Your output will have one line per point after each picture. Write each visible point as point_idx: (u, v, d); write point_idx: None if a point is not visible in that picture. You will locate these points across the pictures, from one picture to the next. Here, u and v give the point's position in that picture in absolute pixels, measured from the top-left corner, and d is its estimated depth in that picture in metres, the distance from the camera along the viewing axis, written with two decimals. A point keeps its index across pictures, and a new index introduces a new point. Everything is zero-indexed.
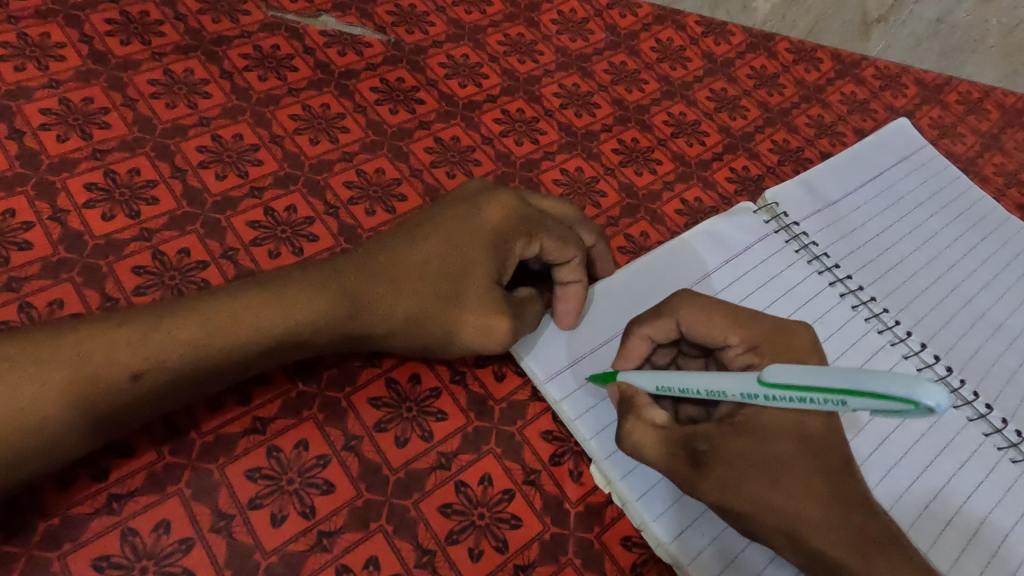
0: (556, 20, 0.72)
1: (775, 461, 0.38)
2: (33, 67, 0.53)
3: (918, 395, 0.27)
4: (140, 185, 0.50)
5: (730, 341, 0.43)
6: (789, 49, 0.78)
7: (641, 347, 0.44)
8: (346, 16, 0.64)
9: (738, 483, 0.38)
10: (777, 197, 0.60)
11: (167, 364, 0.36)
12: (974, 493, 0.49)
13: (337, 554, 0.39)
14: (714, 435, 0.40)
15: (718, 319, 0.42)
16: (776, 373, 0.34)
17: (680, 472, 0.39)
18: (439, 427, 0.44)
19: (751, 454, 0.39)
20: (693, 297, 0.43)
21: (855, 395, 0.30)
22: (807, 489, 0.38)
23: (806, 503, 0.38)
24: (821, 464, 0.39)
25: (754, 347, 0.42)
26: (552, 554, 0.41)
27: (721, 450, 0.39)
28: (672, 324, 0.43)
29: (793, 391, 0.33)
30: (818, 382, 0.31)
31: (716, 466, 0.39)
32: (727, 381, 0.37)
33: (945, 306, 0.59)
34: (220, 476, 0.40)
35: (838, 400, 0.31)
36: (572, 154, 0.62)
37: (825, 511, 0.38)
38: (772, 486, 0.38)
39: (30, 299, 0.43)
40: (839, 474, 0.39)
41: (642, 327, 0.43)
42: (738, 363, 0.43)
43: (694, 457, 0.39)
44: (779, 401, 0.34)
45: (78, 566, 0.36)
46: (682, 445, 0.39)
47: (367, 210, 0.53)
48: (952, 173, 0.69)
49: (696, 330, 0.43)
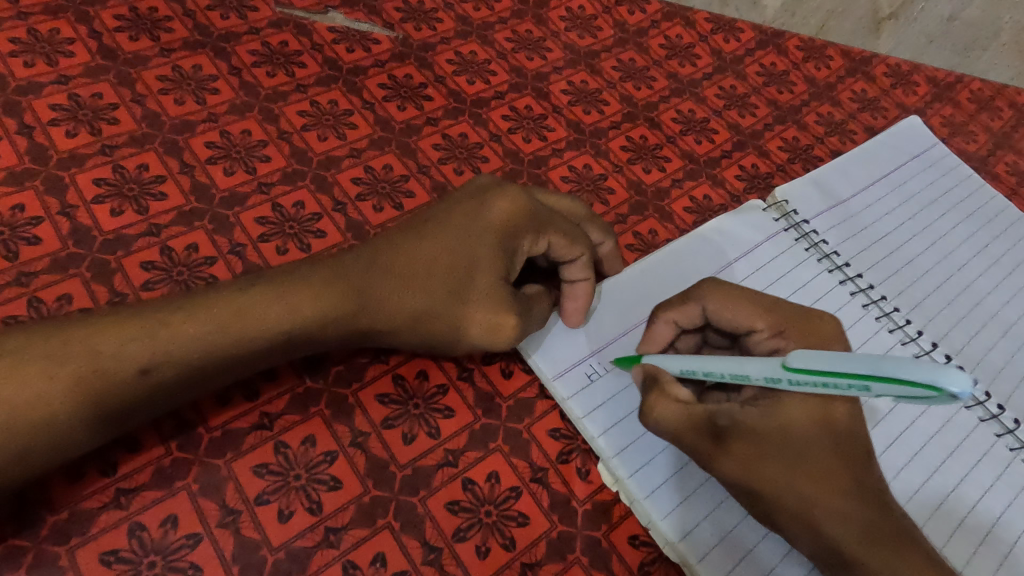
0: (564, 17, 0.71)
1: (796, 443, 0.38)
2: (43, 63, 0.54)
3: (943, 381, 0.26)
4: (149, 180, 0.50)
5: (756, 327, 0.42)
6: (800, 46, 0.77)
7: (666, 332, 0.44)
8: (354, 12, 0.64)
9: (756, 463, 0.38)
10: (787, 195, 0.59)
11: (176, 359, 0.36)
12: (985, 494, 0.48)
13: (344, 550, 0.39)
14: (736, 412, 0.39)
15: (745, 306, 0.42)
16: (801, 358, 0.33)
17: (704, 450, 0.39)
18: (447, 424, 0.44)
19: (773, 436, 0.38)
20: (718, 284, 0.43)
21: (877, 381, 0.29)
22: (826, 479, 0.38)
23: (825, 491, 0.38)
24: (840, 451, 0.38)
25: (782, 333, 0.42)
26: (559, 552, 0.41)
27: (742, 427, 0.38)
28: (697, 309, 0.43)
29: (817, 376, 0.32)
30: (839, 368, 0.30)
31: (736, 443, 0.38)
32: (750, 364, 0.36)
33: (956, 305, 0.58)
34: (228, 471, 0.40)
35: (862, 385, 0.30)
36: (581, 151, 0.61)
37: (841, 500, 0.38)
38: (790, 469, 0.38)
39: (39, 294, 0.43)
40: (856, 463, 0.39)
41: (668, 313, 0.43)
42: (764, 349, 0.42)
43: (715, 433, 0.38)
44: (805, 385, 0.33)
45: (87, 560, 0.36)
46: (706, 421, 0.38)
47: (375, 206, 0.53)
48: (965, 172, 0.68)
49: (722, 316, 0.42)
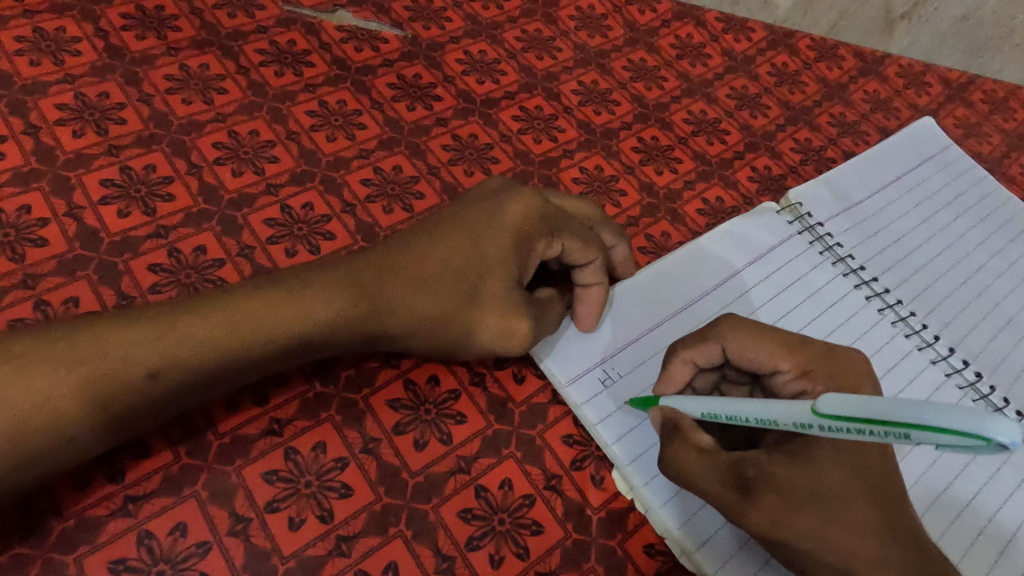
0: (574, 16, 0.70)
1: (829, 493, 0.37)
2: (49, 62, 0.53)
3: (989, 430, 0.24)
4: (156, 181, 0.49)
5: (781, 367, 0.41)
6: (811, 46, 0.76)
7: (684, 373, 0.43)
8: (362, 11, 0.63)
9: (788, 516, 0.37)
10: (800, 197, 0.59)
11: (185, 363, 0.36)
12: (1005, 502, 0.48)
13: (356, 558, 0.38)
14: (764, 462, 0.38)
15: (767, 345, 0.41)
16: (831, 403, 0.31)
17: (732, 501, 0.38)
18: (460, 429, 0.43)
19: (804, 487, 0.37)
20: (739, 322, 0.42)
21: (918, 429, 0.27)
22: (861, 526, 0.37)
23: (861, 539, 0.36)
24: (874, 496, 0.37)
25: (808, 374, 0.41)
26: (574, 561, 0.41)
27: (771, 478, 0.37)
28: (716, 348, 0.42)
29: (851, 422, 0.30)
30: (873, 414, 0.29)
31: (766, 495, 0.37)
32: (778, 409, 0.34)
33: (973, 309, 0.57)
34: (237, 477, 0.39)
35: (901, 433, 0.28)
36: (592, 152, 0.61)
37: (878, 547, 0.37)
38: (823, 518, 0.37)
39: (46, 296, 0.43)
40: (891, 507, 0.38)
41: (686, 352, 0.42)
42: (790, 391, 0.41)
43: (743, 484, 0.37)
44: (838, 432, 0.31)
45: (95, 568, 0.35)
46: (731, 472, 0.38)
47: (385, 208, 0.52)
48: (978, 174, 0.68)
49: (743, 356, 0.41)
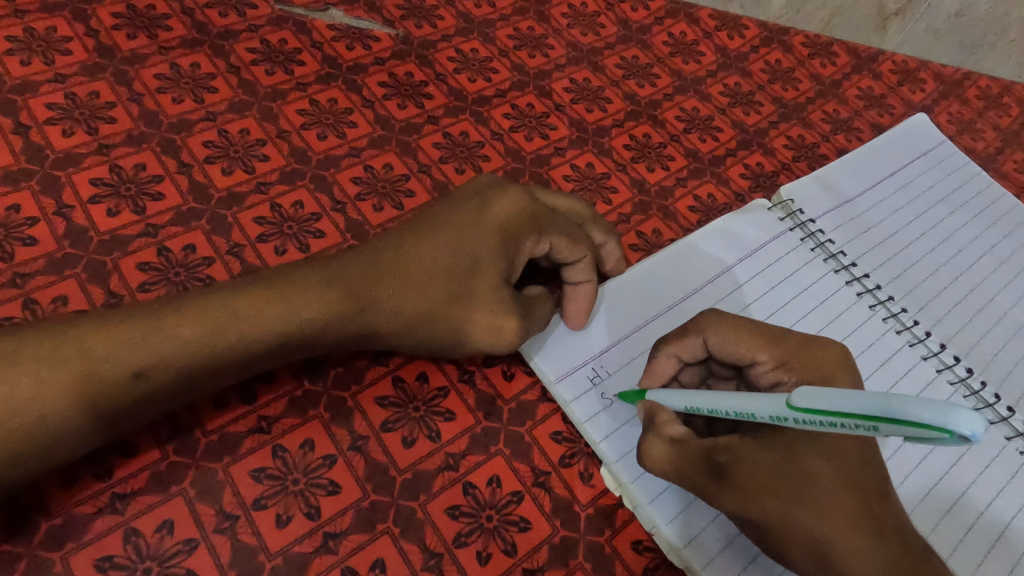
0: (567, 13, 0.70)
1: (804, 478, 0.37)
2: (40, 61, 0.53)
3: (953, 424, 0.25)
4: (146, 180, 0.49)
5: (759, 359, 0.41)
6: (805, 43, 0.76)
7: (668, 367, 0.43)
8: (354, 9, 0.63)
9: (761, 498, 0.37)
10: (792, 194, 0.59)
11: (172, 361, 0.36)
12: (996, 497, 0.48)
13: (343, 556, 0.38)
14: (734, 446, 0.38)
15: (745, 336, 0.41)
16: (804, 397, 0.31)
17: (706, 486, 0.38)
18: (449, 427, 0.44)
19: (777, 472, 0.37)
20: (718, 316, 0.42)
21: (885, 422, 0.28)
22: (837, 512, 0.37)
23: (837, 525, 0.37)
24: (851, 484, 0.38)
25: (784, 365, 0.41)
26: (561, 558, 0.41)
27: (742, 461, 0.37)
28: (698, 342, 0.42)
29: (823, 416, 0.30)
30: (844, 407, 0.29)
31: (738, 477, 0.37)
32: (754, 403, 0.35)
33: (965, 305, 0.57)
34: (225, 476, 0.39)
35: (870, 425, 0.29)
36: (583, 149, 0.61)
37: (854, 534, 0.37)
38: (795, 503, 0.37)
39: (34, 295, 0.43)
40: (870, 496, 0.38)
41: (669, 347, 0.43)
42: (766, 381, 0.41)
43: (716, 469, 0.38)
44: (811, 425, 0.32)
45: (81, 567, 0.35)
46: (703, 458, 0.38)
47: (375, 206, 0.53)
48: (972, 171, 0.68)
49: (723, 348, 0.42)
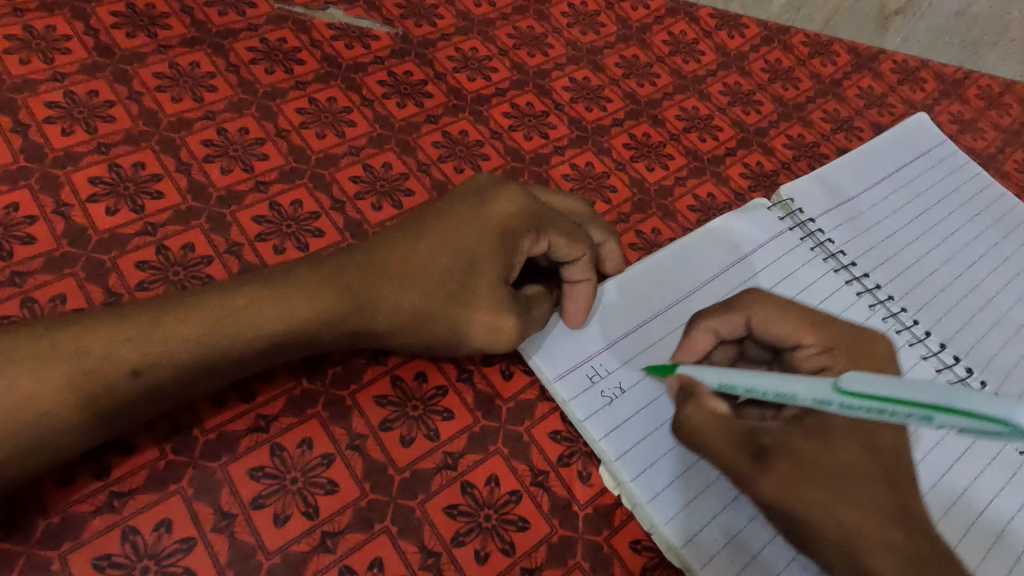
0: (567, 12, 0.70)
1: (841, 467, 0.38)
2: (39, 60, 0.53)
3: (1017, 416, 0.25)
4: (145, 178, 0.49)
5: (804, 342, 0.42)
6: (805, 42, 0.76)
7: (705, 342, 0.43)
8: (354, 8, 0.63)
9: (802, 487, 0.37)
10: (792, 193, 0.59)
11: (169, 361, 0.36)
12: (995, 497, 0.48)
13: (341, 555, 0.38)
14: (778, 432, 0.39)
15: (792, 319, 0.42)
16: (856, 379, 0.30)
17: (745, 468, 0.38)
18: (446, 426, 0.43)
19: (816, 459, 0.38)
20: (764, 296, 0.43)
21: (942, 412, 0.27)
22: (870, 505, 0.37)
23: (869, 519, 0.37)
24: (885, 478, 0.38)
25: (830, 351, 0.42)
26: (559, 558, 0.41)
27: (786, 446, 0.38)
28: (741, 320, 0.43)
29: (877, 402, 0.29)
30: (902, 394, 0.28)
31: (780, 462, 0.38)
32: (797, 384, 0.32)
33: (965, 305, 0.57)
34: (223, 474, 0.39)
35: (924, 415, 0.28)
36: (583, 149, 0.60)
37: (884, 529, 0.37)
38: (831, 493, 0.37)
39: (33, 294, 0.43)
40: (901, 491, 0.38)
41: (709, 321, 0.43)
42: (810, 365, 0.42)
43: (757, 451, 0.38)
44: (855, 411, 0.31)
45: (79, 565, 0.35)
46: (746, 438, 0.38)
47: (374, 205, 0.52)
48: (972, 170, 0.67)
49: (768, 329, 0.42)
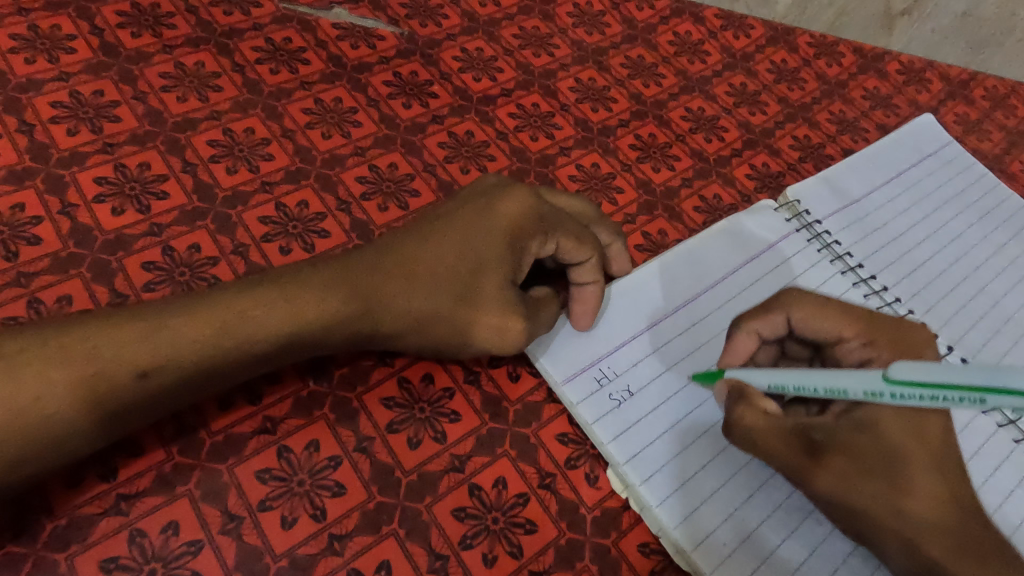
0: (572, 13, 0.70)
1: (894, 457, 0.38)
2: (44, 59, 0.53)
3: None
4: (151, 179, 0.49)
5: (846, 336, 0.43)
6: (811, 43, 0.76)
7: (749, 344, 0.44)
8: (359, 8, 0.63)
9: (858, 479, 0.38)
10: (799, 195, 0.58)
11: (175, 363, 0.36)
12: (1005, 501, 0.46)
13: (348, 558, 0.38)
14: (830, 426, 0.39)
15: (832, 314, 0.43)
16: (902, 370, 0.31)
17: (799, 465, 0.39)
18: (454, 428, 0.43)
19: (869, 450, 0.38)
20: (800, 294, 0.44)
21: (994, 393, 0.27)
22: (925, 491, 0.38)
23: (924, 506, 0.38)
24: (938, 463, 0.38)
25: (872, 342, 0.42)
26: (567, 560, 0.40)
27: (838, 440, 0.39)
28: (781, 319, 0.43)
29: (923, 389, 0.31)
30: (948, 379, 0.29)
31: (833, 457, 0.38)
32: (846, 378, 0.35)
33: (972, 308, 0.57)
34: (230, 476, 0.39)
35: (976, 398, 0.28)
36: (589, 149, 0.60)
37: (939, 513, 0.38)
38: (885, 483, 0.38)
39: (39, 294, 0.43)
40: (953, 476, 0.39)
41: (750, 322, 0.43)
42: (855, 358, 0.42)
43: (810, 446, 0.39)
44: (909, 400, 0.32)
45: (87, 568, 0.35)
46: (797, 434, 0.39)
47: (380, 205, 0.52)
48: (978, 172, 0.67)
49: (808, 325, 0.43)
